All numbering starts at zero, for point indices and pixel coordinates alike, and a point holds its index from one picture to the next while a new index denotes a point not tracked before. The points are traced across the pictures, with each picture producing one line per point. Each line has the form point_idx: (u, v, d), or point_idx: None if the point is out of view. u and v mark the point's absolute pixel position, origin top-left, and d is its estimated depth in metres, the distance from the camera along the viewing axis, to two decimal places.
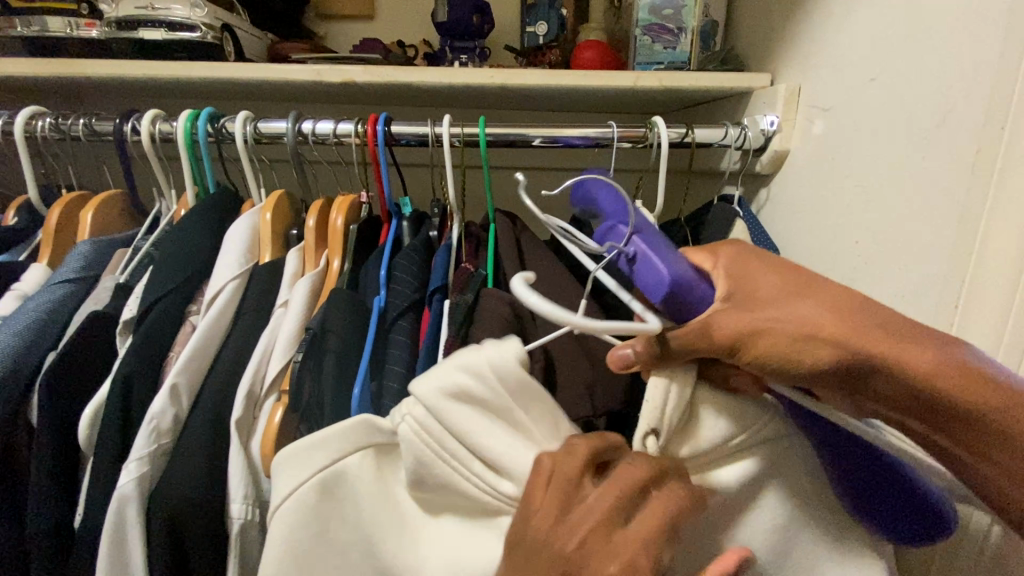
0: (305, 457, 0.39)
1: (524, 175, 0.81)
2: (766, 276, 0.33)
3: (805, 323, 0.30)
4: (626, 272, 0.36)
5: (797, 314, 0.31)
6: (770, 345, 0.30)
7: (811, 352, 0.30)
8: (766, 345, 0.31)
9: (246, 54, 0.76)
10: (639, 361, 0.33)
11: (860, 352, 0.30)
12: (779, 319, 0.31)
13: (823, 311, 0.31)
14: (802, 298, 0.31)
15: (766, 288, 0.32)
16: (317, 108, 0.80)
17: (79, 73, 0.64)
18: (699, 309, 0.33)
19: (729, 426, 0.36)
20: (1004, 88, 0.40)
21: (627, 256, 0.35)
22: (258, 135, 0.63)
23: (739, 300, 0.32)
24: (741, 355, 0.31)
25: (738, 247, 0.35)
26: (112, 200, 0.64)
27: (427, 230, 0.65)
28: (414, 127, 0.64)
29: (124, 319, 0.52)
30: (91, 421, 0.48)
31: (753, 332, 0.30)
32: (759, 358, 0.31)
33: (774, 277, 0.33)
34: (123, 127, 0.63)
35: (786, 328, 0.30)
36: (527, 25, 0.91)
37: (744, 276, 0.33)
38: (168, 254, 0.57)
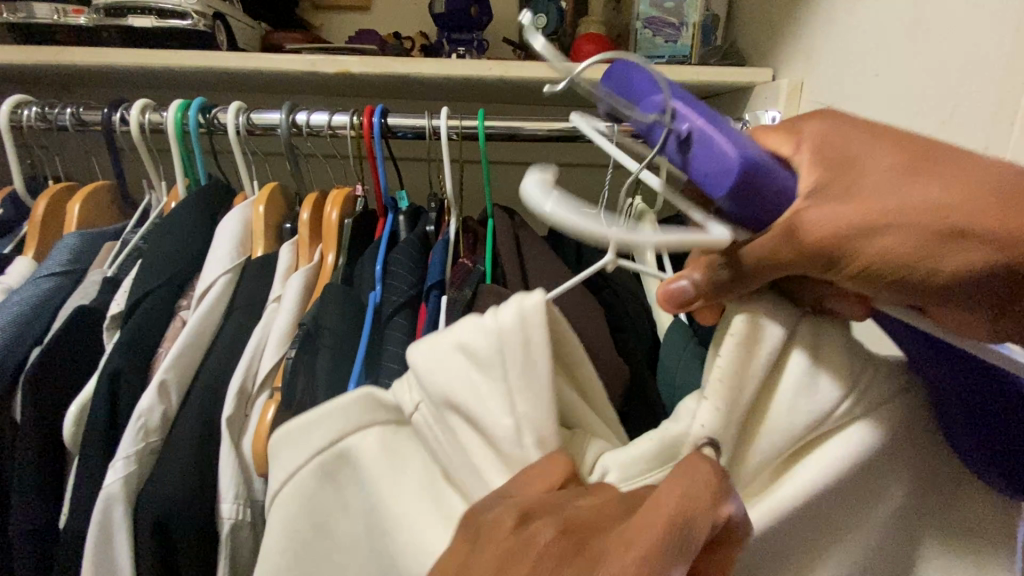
0: (302, 436, 0.35)
1: (522, 169, 0.80)
2: (852, 160, 0.27)
3: (940, 215, 0.25)
4: (678, 159, 0.30)
5: (927, 203, 0.25)
6: (888, 247, 0.25)
7: (947, 252, 0.25)
8: (885, 241, 0.25)
9: (239, 44, 0.74)
10: (698, 287, 0.31)
11: (1016, 252, 0.24)
12: (892, 209, 0.25)
13: (965, 198, 0.25)
14: (917, 179, 0.26)
15: (863, 172, 0.27)
16: (312, 100, 0.78)
17: (66, 61, 0.63)
18: (773, 198, 0.27)
19: (831, 383, 0.30)
20: (1015, 82, 0.39)
21: (679, 137, 0.29)
22: (250, 127, 0.62)
23: (844, 191, 0.27)
24: (848, 264, 0.26)
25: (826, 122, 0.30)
26: (101, 192, 0.62)
27: (424, 225, 0.64)
28: (411, 119, 0.63)
29: (111, 314, 0.51)
30: (77, 418, 0.47)
31: (859, 233, 0.26)
32: (870, 267, 0.26)
33: (869, 158, 0.27)
34: (111, 117, 0.61)
35: (912, 225, 0.25)
36: (525, 17, 0.89)
37: (844, 159, 0.28)
38: (158, 247, 0.55)
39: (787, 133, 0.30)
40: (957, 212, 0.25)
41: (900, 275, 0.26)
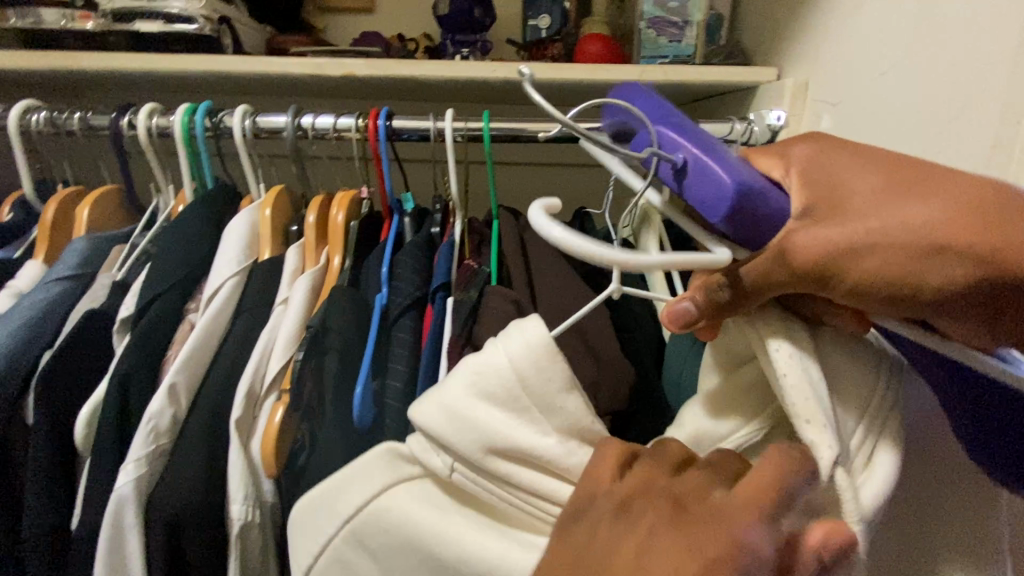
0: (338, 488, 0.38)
1: (527, 170, 0.81)
2: (839, 185, 0.31)
3: (912, 237, 0.28)
4: (674, 187, 0.32)
5: (900, 226, 0.28)
6: (875, 267, 0.28)
7: (927, 271, 0.28)
8: (867, 264, 0.28)
9: (244, 47, 0.74)
10: (704, 308, 0.33)
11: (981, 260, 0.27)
12: (879, 232, 0.28)
13: (928, 218, 0.28)
14: (897, 203, 0.29)
15: (854, 199, 0.30)
16: (317, 102, 0.78)
17: (73, 66, 0.63)
18: (766, 217, 0.31)
19: (817, 373, 0.33)
20: (1020, 83, 0.39)
21: (674, 167, 0.32)
22: (257, 130, 0.62)
23: (827, 214, 0.30)
24: (837, 284, 0.29)
25: (806, 147, 0.34)
26: (109, 196, 0.63)
27: (429, 227, 0.64)
28: (416, 121, 0.63)
29: (120, 318, 0.51)
30: (87, 421, 0.47)
31: (843, 255, 0.29)
32: (860, 285, 0.29)
33: (853, 181, 0.31)
34: (119, 121, 0.61)
35: (892, 246, 0.28)
36: (529, 18, 0.89)
37: (823, 184, 0.31)
38: (166, 251, 0.56)
39: (780, 156, 0.34)
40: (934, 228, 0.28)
41: (894, 291, 0.28)
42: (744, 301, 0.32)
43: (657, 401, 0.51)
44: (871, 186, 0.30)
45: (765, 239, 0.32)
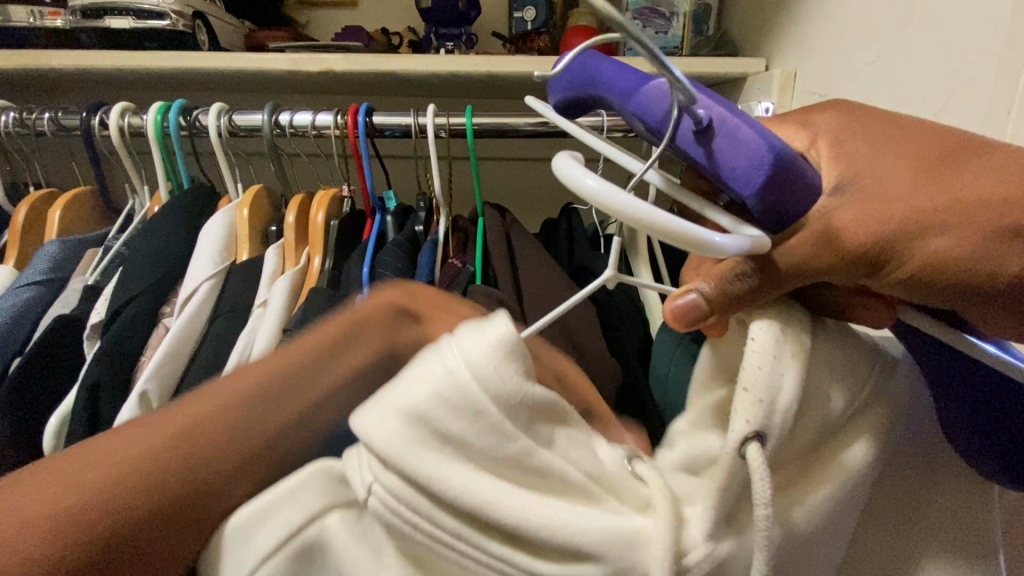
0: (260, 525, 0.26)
1: (513, 166, 0.79)
2: (880, 154, 0.26)
3: (994, 211, 0.24)
4: (698, 157, 0.26)
5: (975, 195, 0.24)
6: (942, 249, 0.24)
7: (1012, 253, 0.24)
8: (932, 243, 0.24)
9: (221, 43, 0.73)
10: (710, 299, 0.28)
11: None
12: (943, 211, 0.24)
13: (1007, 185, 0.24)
14: (957, 174, 0.25)
15: (899, 173, 0.26)
16: (297, 99, 0.77)
17: (42, 65, 0.61)
18: (807, 183, 0.26)
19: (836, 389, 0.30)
20: (1011, 71, 0.38)
21: (696, 127, 0.26)
22: (233, 128, 0.61)
23: (859, 191, 0.26)
24: (892, 268, 0.25)
25: (837, 114, 0.30)
26: (82, 197, 0.61)
27: (413, 225, 0.63)
28: (397, 117, 0.62)
29: (91, 323, 0.50)
30: (57, 430, 0.46)
31: (906, 237, 0.25)
32: (924, 269, 0.25)
33: (891, 154, 0.26)
34: (90, 120, 0.60)
35: (969, 222, 0.24)
36: (514, 10, 0.88)
37: (862, 151, 0.27)
38: (139, 254, 0.54)
39: (802, 126, 0.30)
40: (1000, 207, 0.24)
41: (954, 278, 0.25)
42: (780, 283, 0.28)
43: (647, 402, 0.50)
44: (921, 155, 0.26)
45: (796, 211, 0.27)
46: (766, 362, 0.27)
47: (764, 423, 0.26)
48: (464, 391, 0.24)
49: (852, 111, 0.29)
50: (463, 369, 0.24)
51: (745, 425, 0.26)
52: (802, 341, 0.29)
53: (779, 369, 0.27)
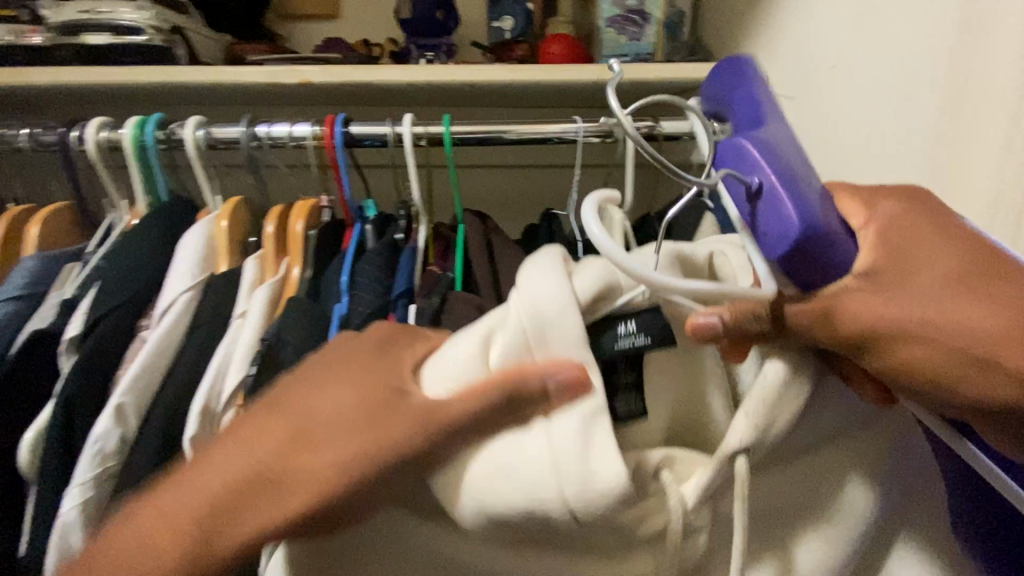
0: None
1: (493, 174, 0.80)
2: (923, 280, 0.28)
3: (983, 344, 0.26)
4: (746, 212, 0.31)
5: (978, 320, 0.26)
6: (912, 356, 0.27)
7: (981, 379, 0.26)
8: (913, 349, 0.27)
9: (200, 57, 0.73)
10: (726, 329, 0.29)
11: None
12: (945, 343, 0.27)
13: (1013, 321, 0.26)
14: (977, 296, 0.27)
15: (937, 301, 0.27)
16: (278, 111, 0.78)
17: (19, 82, 0.62)
18: (838, 259, 0.29)
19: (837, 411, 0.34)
20: (963, 72, 0.38)
21: (748, 189, 0.30)
22: (211, 141, 0.61)
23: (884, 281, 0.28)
24: (869, 354, 0.28)
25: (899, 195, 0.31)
26: (60, 212, 0.61)
27: (393, 233, 0.63)
28: (374, 127, 0.62)
29: (66, 338, 0.50)
30: (32, 446, 0.46)
31: (882, 337, 0.27)
32: (902, 365, 0.27)
33: (939, 248, 0.28)
34: (68, 135, 0.60)
35: (946, 338, 0.26)
36: (492, 20, 0.89)
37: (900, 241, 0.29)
38: (117, 268, 0.55)
39: (865, 198, 0.31)
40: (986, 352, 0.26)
41: (929, 383, 0.27)
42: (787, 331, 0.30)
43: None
44: (966, 289, 0.27)
45: (823, 283, 0.29)
46: (770, 392, 0.31)
47: (753, 443, 0.31)
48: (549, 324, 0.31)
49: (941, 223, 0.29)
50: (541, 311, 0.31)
51: (738, 440, 0.30)
52: (802, 386, 0.31)
53: (780, 398, 0.31)
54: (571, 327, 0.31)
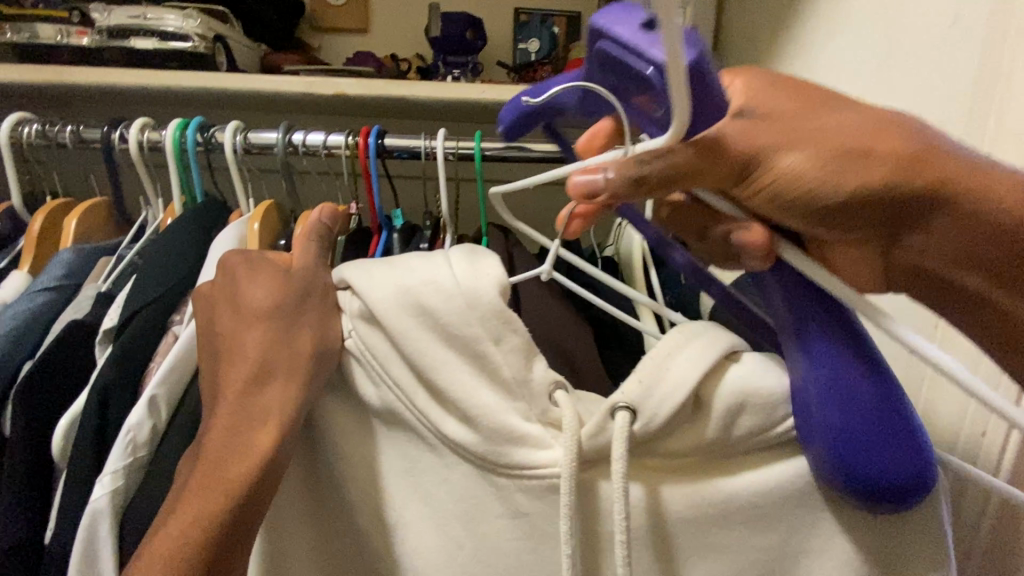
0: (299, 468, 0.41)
1: (515, 190, 0.82)
2: (774, 164, 0.27)
3: (852, 140, 0.27)
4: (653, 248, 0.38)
5: (831, 132, 0.27)
6: (788, 168, 0.27)
7: (853, 168, 0.27)
8: (784, 161, 0.27)
9: (238, 65, 0.76)
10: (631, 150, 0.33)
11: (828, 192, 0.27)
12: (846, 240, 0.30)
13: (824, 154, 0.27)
14: (865, 209, 0.28)
15: (796, 176, 0.27)
16: (310, 119, 0.80)
17: (67, 81, 0.64)
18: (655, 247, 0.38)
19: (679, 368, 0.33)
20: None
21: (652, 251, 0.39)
22: (248, 146, 0.63)
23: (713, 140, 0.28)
24: (754, 182, 0.28)
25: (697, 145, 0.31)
26: (98, 207, 0.63)
27: (418, 243, 0.64)
28: (406, 140, 0.64)
29: (103, 329, 0.51)
30: (67, 433, 0.47)
31: (770, 154, 0.27)
32: (771, 186, 0.28)
33: (834, 160, 0.27)
34: (111, 135, 0.62)
35: (801, 151, 0.27)
36: (519, 42, 0.92)
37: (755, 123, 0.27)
38: (152, 264, 0.56)
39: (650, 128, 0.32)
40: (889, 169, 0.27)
41: (805, 190, 0.27)
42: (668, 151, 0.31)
43: None
44: (819, 156, 0.27)
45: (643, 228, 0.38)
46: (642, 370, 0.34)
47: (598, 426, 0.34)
48: (432, 257, 0.36)
49: (723, 127, 0.27)
50: (432, 260, 0.36)
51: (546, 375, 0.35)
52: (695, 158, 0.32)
53: (664, 365, 0.33)
54: (427, 262, 0.36)
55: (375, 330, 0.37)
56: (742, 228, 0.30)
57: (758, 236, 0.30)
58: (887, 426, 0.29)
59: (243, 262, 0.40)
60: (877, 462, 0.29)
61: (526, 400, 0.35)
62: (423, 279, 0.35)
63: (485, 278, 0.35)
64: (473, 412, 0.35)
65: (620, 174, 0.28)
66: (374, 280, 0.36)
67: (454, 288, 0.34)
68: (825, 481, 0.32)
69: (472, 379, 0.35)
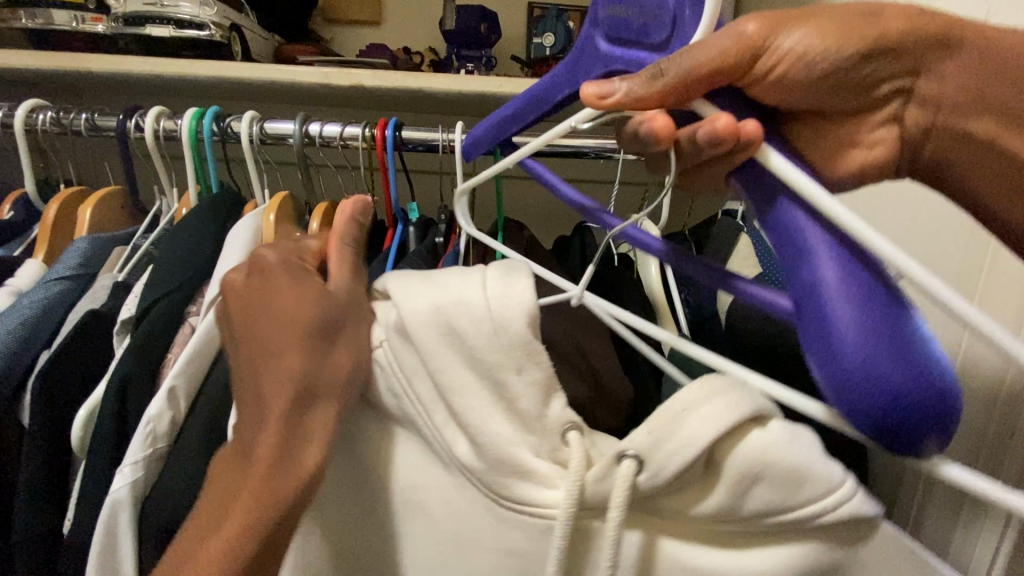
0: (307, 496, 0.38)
1: (529, 185, 0.82)
2: (789, 46, 0.29)
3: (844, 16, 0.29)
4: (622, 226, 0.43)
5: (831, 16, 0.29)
6: (797, 46, 0.29)
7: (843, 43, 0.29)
8: (787, 40, 0.29)
9: (253, 55, 0.75)
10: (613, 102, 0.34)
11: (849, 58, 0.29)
12: (849, 112, 0.32)
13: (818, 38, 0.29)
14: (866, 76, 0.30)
15: (813, 58, 0.29)
16: (323, 111, 0.79)
17: (82, 68, 0.63)
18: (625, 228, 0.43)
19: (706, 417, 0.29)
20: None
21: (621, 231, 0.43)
22: (264, 136, 0.62)
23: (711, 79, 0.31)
24: (762, 63, 0.29)
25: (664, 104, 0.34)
26: (112, 196, 0.63)
27: (433, 236, 0.63)
28: (423, 132, 0.63)
29: (121, 318, 0.51)
30: (85, 423, 0.47)
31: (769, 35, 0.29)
32: (786, 66, 0.29)
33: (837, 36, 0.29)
34: (126, 123, 0.62)
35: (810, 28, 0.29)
36: (534, 36, 0.91)
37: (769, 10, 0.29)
38: (168, 254, 0.55)
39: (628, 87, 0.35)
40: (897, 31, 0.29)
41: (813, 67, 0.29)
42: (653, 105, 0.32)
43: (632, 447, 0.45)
44: (828, 35, 0.28)
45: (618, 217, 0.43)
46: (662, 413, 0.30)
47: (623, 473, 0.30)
48: (467, 273, 0.34)
49: (741, 32, 0.29)
50: (466, 275, 0.34)
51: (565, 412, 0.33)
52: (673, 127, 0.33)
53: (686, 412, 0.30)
54: (460, 278, 0.34)
55: (406, 346, 0.35)
56: (648, 120, 0.33)
57: (725, 125, 0.29)
58: (894, 323, 0.25)
59: (280, 265, 0.39)
60: (905, 368, 0.24)
61: (540, 435, 0.33)
62: (453, 296, 0.33)
63: (518, 306, 0.32)
64: (482, 441, 0.33)
65: (637, 85, 0.31)
66: (407, 295, 0.35)
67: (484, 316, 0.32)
68: (864, 427, 0.26)
69: (488, 410, 0.33)
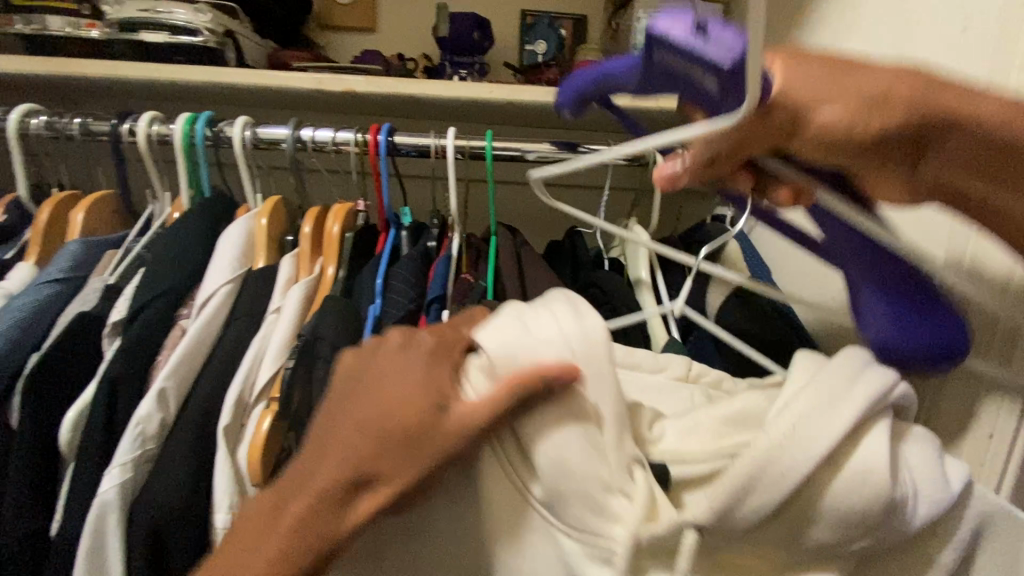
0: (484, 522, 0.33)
1: (524, 190, 0.83)
2: (815, 123, 0.27)
3: (871, 88, 0.26)
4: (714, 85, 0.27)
5: (869, 75, 0.27)
6: (826, 124, 0.26)
7: (878, 115, 0.26)
8: (822, 114, 0.26)
9: (247, 61, 0.76)
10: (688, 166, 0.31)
11: (935, 119, 0.26)
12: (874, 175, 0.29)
13: (894, 74, 0.27)
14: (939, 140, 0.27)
15: (837, 130, 0.26)
16: (318, 116, 0.80)
17: (75, 73, 0.63)
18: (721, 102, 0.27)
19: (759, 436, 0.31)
20: None
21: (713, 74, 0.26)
22: (256, 141, 0.63)
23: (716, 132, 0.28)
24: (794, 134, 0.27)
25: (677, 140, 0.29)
26: (105, 200, 0.63)
27: (426, 240, 0.64)
28: (415, 138, 0.64)
29: (112, 321, 0.51)
30: (74, 424, 0.47)
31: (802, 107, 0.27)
32: (818, 137, 0.27)
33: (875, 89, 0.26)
34: (119, 128, 0.62)
35: (846, 91, 0.26)
36: (526, 43, 0.92)
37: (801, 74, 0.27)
38: (159, 257, 0.56)
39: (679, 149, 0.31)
40: (901, 116, 0.26)
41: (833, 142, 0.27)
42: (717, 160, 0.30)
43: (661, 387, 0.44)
44: (854, 103, 0.26)
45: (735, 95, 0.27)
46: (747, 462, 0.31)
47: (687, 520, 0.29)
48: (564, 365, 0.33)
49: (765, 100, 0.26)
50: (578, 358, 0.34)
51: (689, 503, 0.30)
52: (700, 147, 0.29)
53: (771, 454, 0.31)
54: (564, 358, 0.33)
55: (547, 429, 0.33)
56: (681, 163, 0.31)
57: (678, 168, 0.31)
58: (911, 291, 0.33)
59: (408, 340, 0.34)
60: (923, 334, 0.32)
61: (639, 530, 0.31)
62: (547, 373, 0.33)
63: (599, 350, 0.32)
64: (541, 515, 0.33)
65: (690, 165, 0.31)
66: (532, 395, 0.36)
67: (571, 350, 0.32)
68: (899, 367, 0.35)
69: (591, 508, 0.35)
